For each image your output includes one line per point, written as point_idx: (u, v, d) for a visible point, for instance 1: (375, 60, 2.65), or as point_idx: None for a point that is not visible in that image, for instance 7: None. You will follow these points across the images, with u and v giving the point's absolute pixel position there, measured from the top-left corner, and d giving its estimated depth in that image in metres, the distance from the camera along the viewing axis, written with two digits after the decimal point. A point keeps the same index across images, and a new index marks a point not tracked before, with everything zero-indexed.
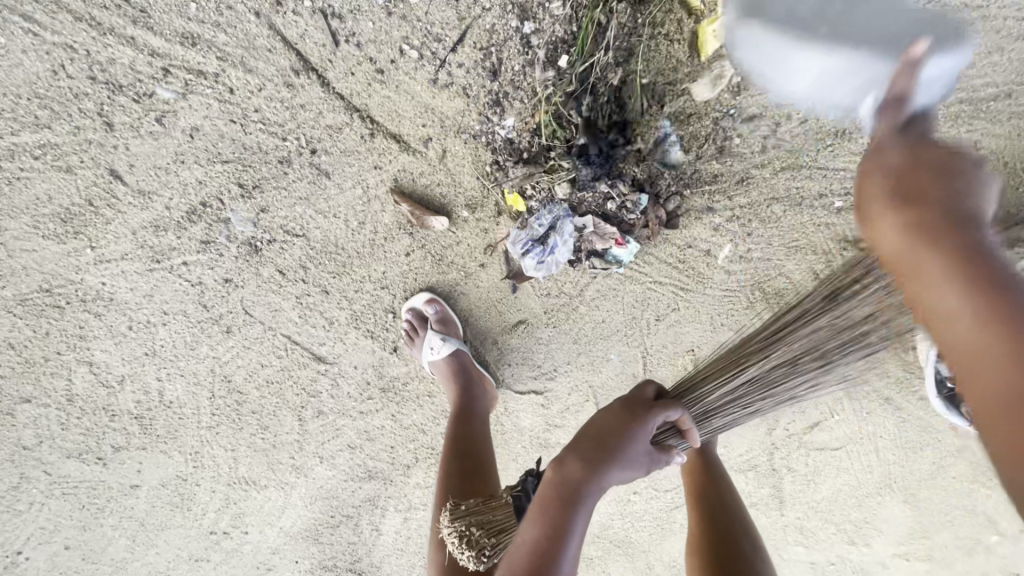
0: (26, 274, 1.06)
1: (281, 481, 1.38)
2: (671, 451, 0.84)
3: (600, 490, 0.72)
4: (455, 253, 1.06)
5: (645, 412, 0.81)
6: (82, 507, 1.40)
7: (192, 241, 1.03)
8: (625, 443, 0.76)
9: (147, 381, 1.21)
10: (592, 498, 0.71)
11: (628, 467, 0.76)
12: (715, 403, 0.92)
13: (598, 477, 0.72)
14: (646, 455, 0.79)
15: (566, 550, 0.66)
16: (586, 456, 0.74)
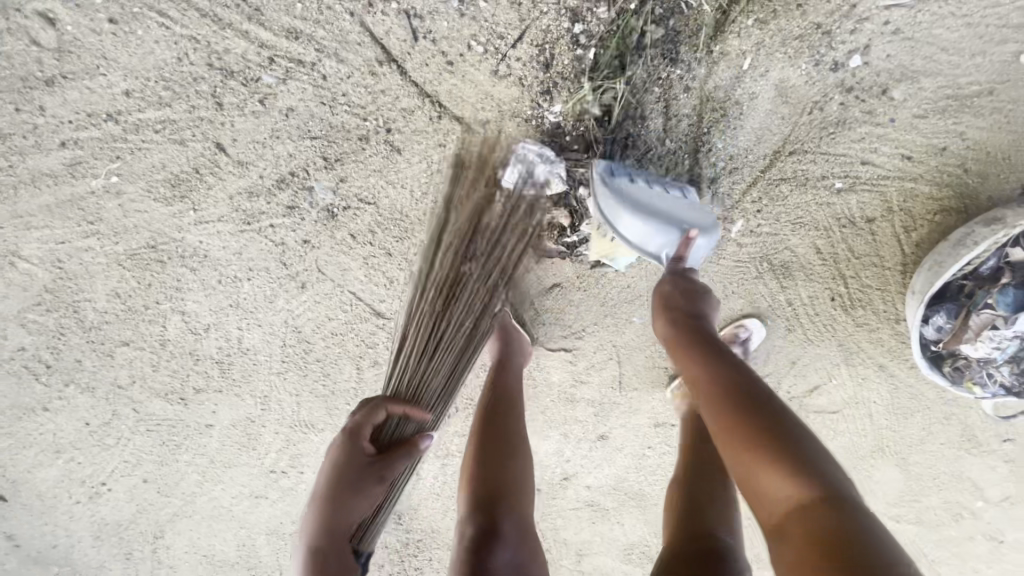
0: (136, 231, 1.25)
1: (336, 426, 1.56)
2: (400, 451, 1.06)
3: (331, 523, 0.99)
4: None
5: (348, 441, 1.05)
6: (162, 443, 1.59)
7: (280, 206, 1.21)
8: (349, 475, 1.01)
9: (229, 329, 1.39)
10: (340, 516, 1.00)
11: (344, 499, 1.00)
12: (427, 372, 1.17)
13: (324, 518, 0.99)
14: (355, 473, 1.02)
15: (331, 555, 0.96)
16: (330, 493, 1.00)
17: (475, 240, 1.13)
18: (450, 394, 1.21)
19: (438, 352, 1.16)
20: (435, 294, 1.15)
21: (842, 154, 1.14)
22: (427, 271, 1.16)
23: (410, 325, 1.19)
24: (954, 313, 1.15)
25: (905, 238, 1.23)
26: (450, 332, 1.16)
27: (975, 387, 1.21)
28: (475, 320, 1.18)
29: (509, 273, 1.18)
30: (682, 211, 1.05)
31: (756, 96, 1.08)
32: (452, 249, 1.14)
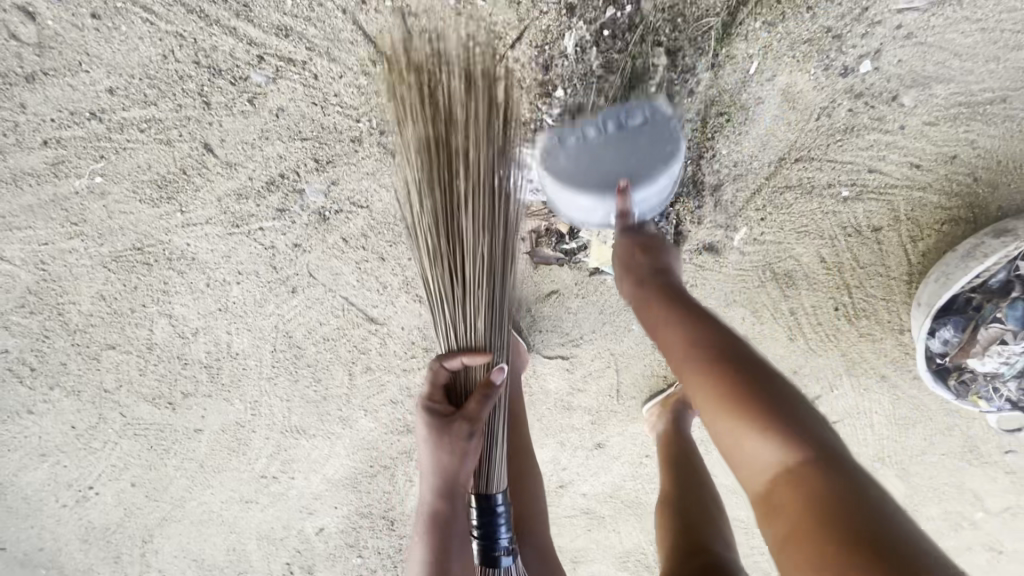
0: (122, 233, 1.21)
1: (328, 431, 1.54)
2: (475, 406, 0.98)
3: (439, 504, 0.97)
4: None
5: (436, 403, 1.02)
6: (150, 447, 1.56)
7: (270, 208, 1.17)
8: (450, 437, 0.97)
9: (218, 334, 1.35)
10: (456, 480, 0.97)
11: (447, 476, 0.97)
12: (469, 315, 1.01)
13: (430, 501, 0.98)
14: (443, 443, 0.97)
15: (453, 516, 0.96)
16: (438, 456, 0.98)
17: (447, 159, 0.94)
18: (504, 324, 1.05)
19: (471, 291, 0.99)
20: (435, 235, 0.99)
21: (850, 161, 1.11)
22: (420, 213, 0.99)
23: (430, 282, 1.03)
24: (961, 326, 1.12)
25: (911, 247, 1.21)
26: (469, 269, 0.99)
27: (980, 401, 1.18)
28: (494, 238, 0.99)
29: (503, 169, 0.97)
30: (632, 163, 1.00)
31: (762, 103, 1.04)
32: (430, 178, 0.96)
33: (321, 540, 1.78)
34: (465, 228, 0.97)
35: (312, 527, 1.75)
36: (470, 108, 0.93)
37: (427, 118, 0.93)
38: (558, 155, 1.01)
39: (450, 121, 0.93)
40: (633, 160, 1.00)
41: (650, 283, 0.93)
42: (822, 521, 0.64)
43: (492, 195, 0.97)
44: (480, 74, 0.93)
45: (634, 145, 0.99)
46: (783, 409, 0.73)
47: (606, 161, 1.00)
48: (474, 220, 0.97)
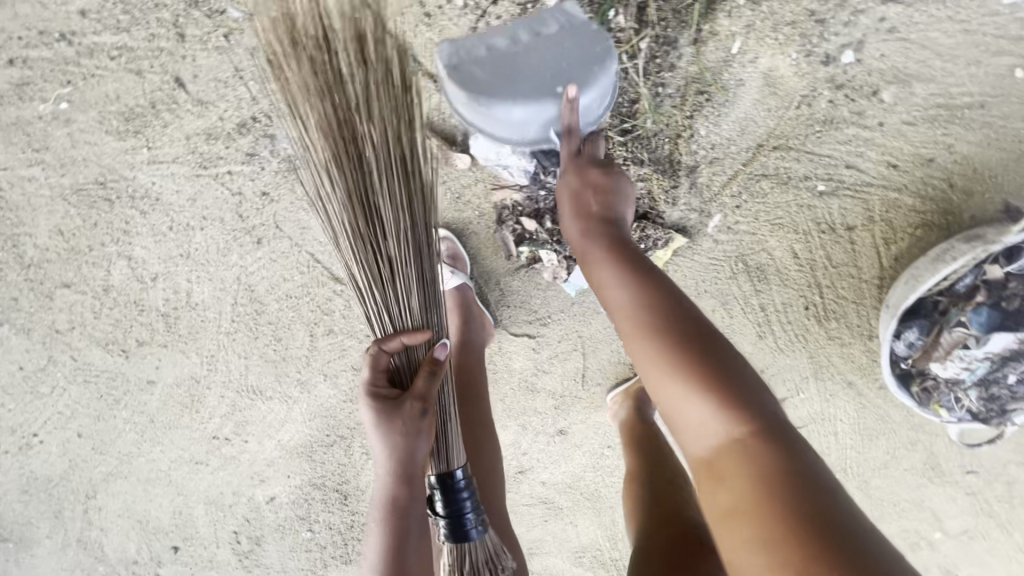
0: (85, 165, 1.17)
1: (285, 394, 1.50)
2: (423, 383, 0.90)
3: (399, 491, 0.90)
4: (472, 193, 1.20)
5: (382, 386, 0.92)
6: (99, 397, 1.52)
7: (239, 152, 1.15)
8: (400, 424, 0.89)
9: (177, 281, 1.32)
10: (410, 470, 0.90)
11: (401, 461, 0.90)
12: (401, 295, 0.93)
13: (387, 490, 0.91)
14: (393, 427, 0.89)
15: (413, 513, 0.90)
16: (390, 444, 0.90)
17: (353, 138, 0.86)
18: (439, 298, 0.98)
19: (398, 272, 0.92)
20: (352, 219, 0.90)
21: (827, 155, 1.10)
22: (329, 197, 0.89)
23: (353, 268, 0.94)
24: (926, 330, 1.11)
25: (884, 249, 1.21)
26: (395, 249, 0.91)
27: (941, 410, 1.18)
28: (415, 215, 0.92)
29: (413, 142, 0.89)
30: (547, 72, 0.95)
31: (742, 85, 1.03)
32: (337, 159, 0.86)
33: (271, 510, 1.75)
34: (381, 208, 0.89)
35: (262, 495, 1.72)
36: (362, 75, 0.85)
37: (325, 93, 0.83)
38: (473, 64, 0.97)
39: (345, 91, 0.84)
40: (567, 68, 0.96)
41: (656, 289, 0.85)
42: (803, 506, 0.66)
43: (403, 170, 0.89)
44: (373, 48, 0.85)
45: (574, 36, 0.97)
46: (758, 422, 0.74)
47: (512, 58, 0.96)
48: (389, 196, 0.89)
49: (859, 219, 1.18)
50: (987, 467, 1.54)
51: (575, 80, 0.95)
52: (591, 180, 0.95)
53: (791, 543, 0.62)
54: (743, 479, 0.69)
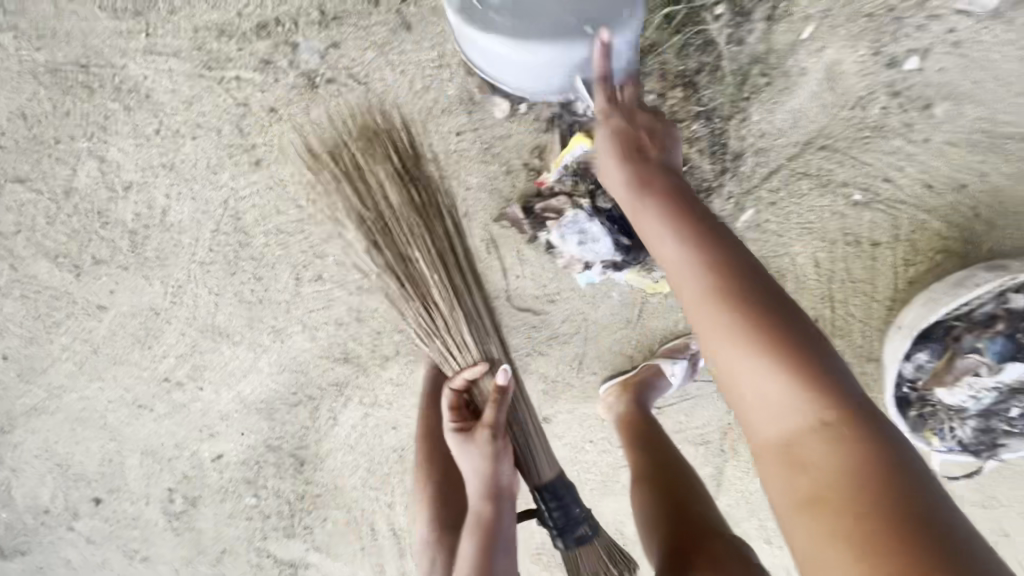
0: (67, 41, 1.02)
1: (255, 341, 1.37)
2: (491, 412, 0.95)
3: (486, 514, 0.96)
4: (504, 146, 1.10)
5: (458, 421, 0.99)
6: (36, 317, 1.33)
7: (253, 57, 1.02)
8: (484, 449, 0.94)
9: (154, 195, 1.17)
10: (498, 493, 0.96)
11: (484, 488, 0.96)
12: (457, 337, 1.01)
13: (477, 516, 0.97)
14: (473, 455, 0.95)
15: (501, 533, 0.96)
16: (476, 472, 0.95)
17: (378, 210, 0.97)
18: (495, 326, 1.04)
19: (450, 314, 1.00)
20: (404, 283, 1.00)
21: (869, 164, 1.08)
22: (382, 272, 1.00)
23: (414, 324, 1.04)
24: (939, 353, 1.11)
25: (902, 270, 1.20)
26: (445, 297, 1.00)
27: (932, 438, 1.19)
28: (452, 259, 1.00)
29: (422, 187, 0.97)
30: (563, 11, 0.84)
31: (803, 75, 1.00)
32: (378, 231, 0.97)
33: (215, 470, 1.59)
34: (426, 269, 0.99)
35: (208, 452, 1.56)
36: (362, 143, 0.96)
37: (348, 176, 0.96)
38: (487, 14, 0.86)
39: (359, 169, 0.96)
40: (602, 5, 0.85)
41: (713, 245, 0.74)
42: (868, 459, 0.59)
43: (431, 224, 0.98)
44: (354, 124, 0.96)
45: None
46: (813, 355, 0.66)
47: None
48: (426, 253, 0.99)
49: (884, 234, 1.17)
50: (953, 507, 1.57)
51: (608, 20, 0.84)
52: (655, 155, 0.81)
53: (873, 535, 0.55)
54: (813, 430, 0.63)
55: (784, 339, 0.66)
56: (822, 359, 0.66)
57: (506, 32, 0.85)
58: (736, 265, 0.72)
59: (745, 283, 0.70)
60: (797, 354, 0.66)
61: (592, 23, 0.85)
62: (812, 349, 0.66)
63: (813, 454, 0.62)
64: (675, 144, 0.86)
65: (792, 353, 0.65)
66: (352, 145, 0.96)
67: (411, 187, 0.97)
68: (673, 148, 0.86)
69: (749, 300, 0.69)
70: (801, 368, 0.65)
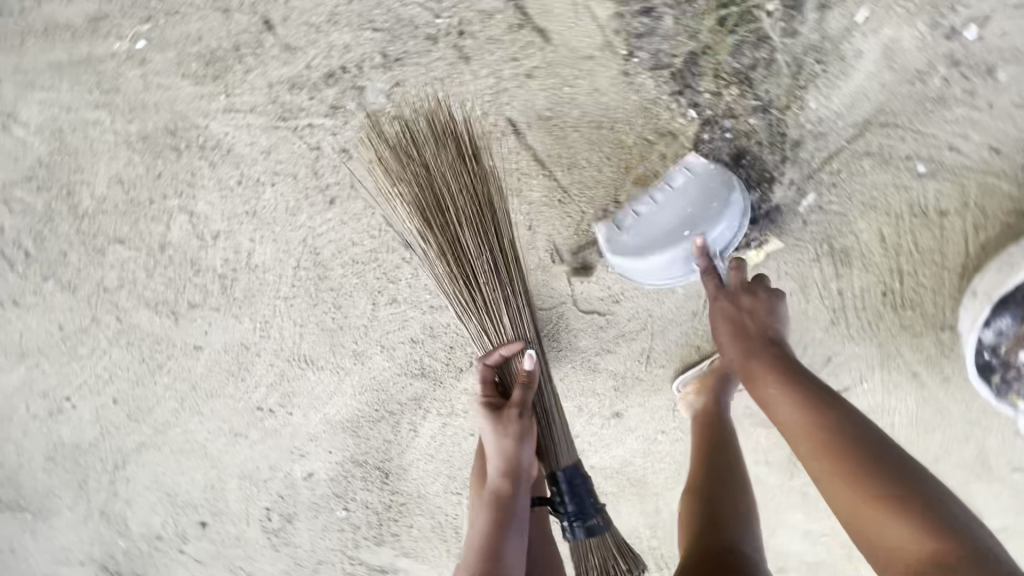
0: (155, 110, 1.11)
1: (337, 365, 1.45)
2: (520, 393, 0.99)
3: (502, 489, 0.96)
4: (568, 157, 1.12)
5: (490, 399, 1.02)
6: (140, 362, 1.45)
7: (323, 104, 1.09)
8: (508, 424, 0.98)
9: (239, 240, 1.26)
10: (522, 470, 0.97)
11: (507, 463, 0.97)
12: (495, 322, 1.04)
13: (492, 490, 0.97)
14: (501, 431, 0.97)
15: (518, 509, 0.95)
16: (501, 446, 0.97)
17: (435, 198, 0.99)
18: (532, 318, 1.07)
19: (493, 299, 1.03)
20: (450, 266, 1.03)
21: (932, 136, 1.08)
22: (429, 255, 1.04)
23: (453, 301, 1.07)
24: (1018, 318, 1.11)
25: (973, 236, 1.19)
26: (489, 283, 1.02)
27: (1018, 401, 1.20)
28: (497, 249, 1.02)
29: (481, 177, 0.99)
30: (706, 204, 1.04)
31: (858, 58, 1.02)
32: (430, 218, 1.00)
33: (308, 487, 1.70)
34: (473, 255, 1.01)
35: (300, 471, 1.66)
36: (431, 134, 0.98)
37: (410, 165, 0.99)
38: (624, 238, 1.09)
39: (424, 157, 0.99)
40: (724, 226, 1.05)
41: (805, 386, 0.92)
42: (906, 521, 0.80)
43: (482, 215, 1.00)
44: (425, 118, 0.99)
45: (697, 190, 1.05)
46: (869, 453, 0.86)
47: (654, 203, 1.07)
48: (473, 238, 1.01)
49: (952, 202, 1.16)
50: None
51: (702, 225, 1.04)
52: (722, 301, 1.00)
53: None
54: (889, 525, 0.81)
55: (844, 454, 0.86)
56: (874, 456, 0.85)
57: (632, 250, 1.08)
58: (845, 408, 0.90)
59: (831, 423, 0.88)
60: (871, 471, 0.84)
61: (692, 225, 1.05)
62: (879, 452, 0.86)
63: (883, 535, 0.81)
64: (777, 303, 1.00)
65: (869, 476, 0.84)
66: (420, 139, 0.98)
67: (472, 179, 0.99)
68: (773, 303, 1.00)
69: (831, 432, 0.88)
70: (862, 474, 0.84)
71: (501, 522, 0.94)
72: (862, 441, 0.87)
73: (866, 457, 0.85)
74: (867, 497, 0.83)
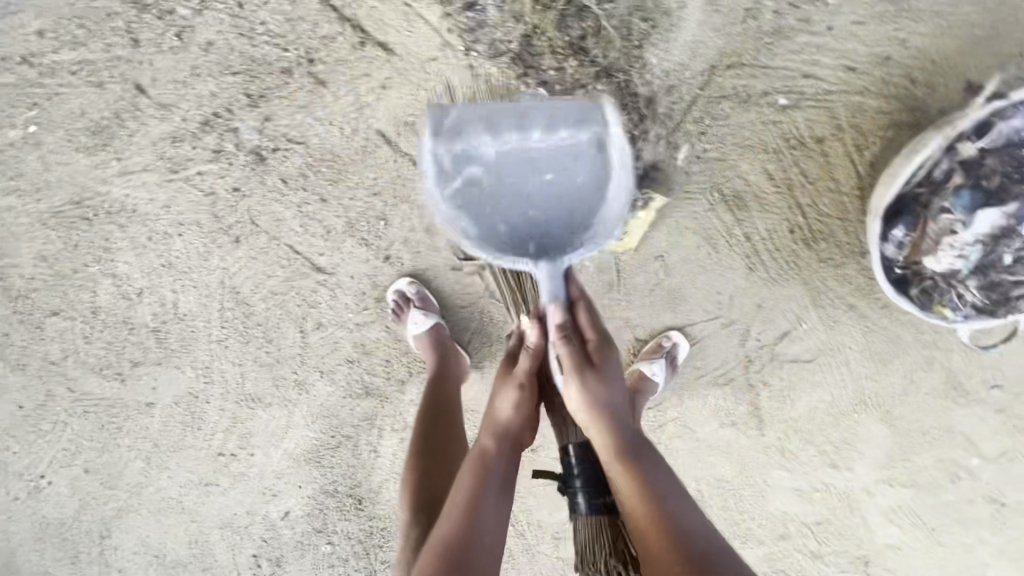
0: (59, 186, 1.20)
1: (284, 398, 1.49)
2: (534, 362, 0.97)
3: (491, 450, 0.95)
4: None
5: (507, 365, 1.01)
6: (101, 427, 1.51)
7: (206, 150, 1.16)
8: (522, 388, 0.97)
9: (163, 293, 1.33)
10: (514, 432, 0.97)
11: (511, 421, 0.96)
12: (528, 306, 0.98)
13: (483, 449, 0.95)
14: (515, 393, 0.96)
15: (496, 468, 0.93)
16: (509, 404, 0.96)
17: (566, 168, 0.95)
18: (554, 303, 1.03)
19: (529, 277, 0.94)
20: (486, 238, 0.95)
21: (782, 67, 1.11)
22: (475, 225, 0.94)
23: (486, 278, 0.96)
24: (912, 225, 1.09)
25: (858, 157, 1.20)
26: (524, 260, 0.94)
27: (945, 311, 1.15)
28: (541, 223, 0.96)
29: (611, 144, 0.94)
30: (569, 170, 0.94)
31: (685, 10, 1.07)
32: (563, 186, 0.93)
33: (288, 526, 1.70)
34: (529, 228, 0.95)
35: (276, 511, 1.68)
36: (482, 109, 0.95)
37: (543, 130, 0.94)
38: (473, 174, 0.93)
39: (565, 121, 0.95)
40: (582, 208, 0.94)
41: (630, 458, 0.91)
42: None
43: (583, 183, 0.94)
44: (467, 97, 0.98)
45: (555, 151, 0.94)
46: (666, 527, 0.86)
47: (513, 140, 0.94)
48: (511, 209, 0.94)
49: (826, 127, 1.17)
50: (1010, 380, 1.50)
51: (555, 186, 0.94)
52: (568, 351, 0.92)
53: None
54: None
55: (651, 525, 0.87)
56: (670, 529, 0.85)
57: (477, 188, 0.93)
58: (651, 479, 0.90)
59: (645, 492, 0.89)
60: (669, 543, 0.85)
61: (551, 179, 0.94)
62: (676, 530, 0.86)
63: None
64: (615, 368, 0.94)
65: (668, 550, 0.84)
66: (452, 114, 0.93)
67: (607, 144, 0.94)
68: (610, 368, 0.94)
69: (645, 502, 0.88)
70: (663, 545, 0.85)
71: (482, 476, 0.92)
72: (662, 513, 0.87)
73: (665, 532, 0.85)
74: (665, 565, 0.84)
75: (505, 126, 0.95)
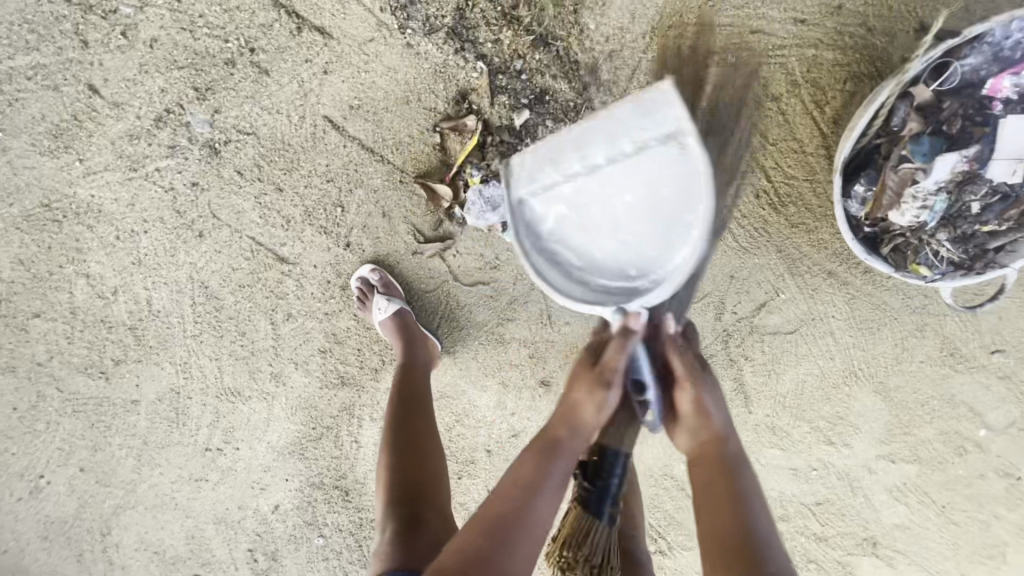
0: (29, 191, 1.26)
1: (263, 390, 1.51)
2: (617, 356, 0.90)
3: (558, 435, 0.92)
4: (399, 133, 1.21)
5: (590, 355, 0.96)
6: (91, 426, 1.55)
7: (162, 146, 1.23)
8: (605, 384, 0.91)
9: (137, 291, 1.36)
10: (590, 427, 0.93)
11: (587, 413, 0.92)
12: None
13: (553, 436, 0.92)
14: (589, 384, 0.92)
15: (563, 457, 0.90)
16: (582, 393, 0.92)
17: None
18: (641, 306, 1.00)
19: None
20: None
21: (727, 24, 1.10)
22: None
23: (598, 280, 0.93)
24: (873, 179, 1.05)
25: (819, 114, 1.16)
26: None
27: (920, 268, 1.10)
28: None
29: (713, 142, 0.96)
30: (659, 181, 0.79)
31: None
32: None
33: (280, 520, 1.69)
34: None
35: (267, 504, 1.67)
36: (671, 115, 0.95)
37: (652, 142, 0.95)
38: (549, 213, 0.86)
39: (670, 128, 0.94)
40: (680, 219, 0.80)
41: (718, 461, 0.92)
42: None
43: None
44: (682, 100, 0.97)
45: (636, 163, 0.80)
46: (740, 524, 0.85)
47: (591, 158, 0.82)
48: None
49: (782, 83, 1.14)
50: (1009, 340, 1.42)
51: (645, 207, 0.81)
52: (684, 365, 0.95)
53: None
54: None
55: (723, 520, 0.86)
56: (743, 529, 0.84)
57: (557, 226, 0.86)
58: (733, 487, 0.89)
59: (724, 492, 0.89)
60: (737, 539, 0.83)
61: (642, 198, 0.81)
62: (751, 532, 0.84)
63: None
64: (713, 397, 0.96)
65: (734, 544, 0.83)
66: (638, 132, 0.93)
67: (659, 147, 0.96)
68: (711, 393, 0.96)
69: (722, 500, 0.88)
70: (729, 535, 0.84)
71: (544, 464, 0.88)
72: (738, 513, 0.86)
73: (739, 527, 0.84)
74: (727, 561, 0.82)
75: (587, 144, 0.82)
